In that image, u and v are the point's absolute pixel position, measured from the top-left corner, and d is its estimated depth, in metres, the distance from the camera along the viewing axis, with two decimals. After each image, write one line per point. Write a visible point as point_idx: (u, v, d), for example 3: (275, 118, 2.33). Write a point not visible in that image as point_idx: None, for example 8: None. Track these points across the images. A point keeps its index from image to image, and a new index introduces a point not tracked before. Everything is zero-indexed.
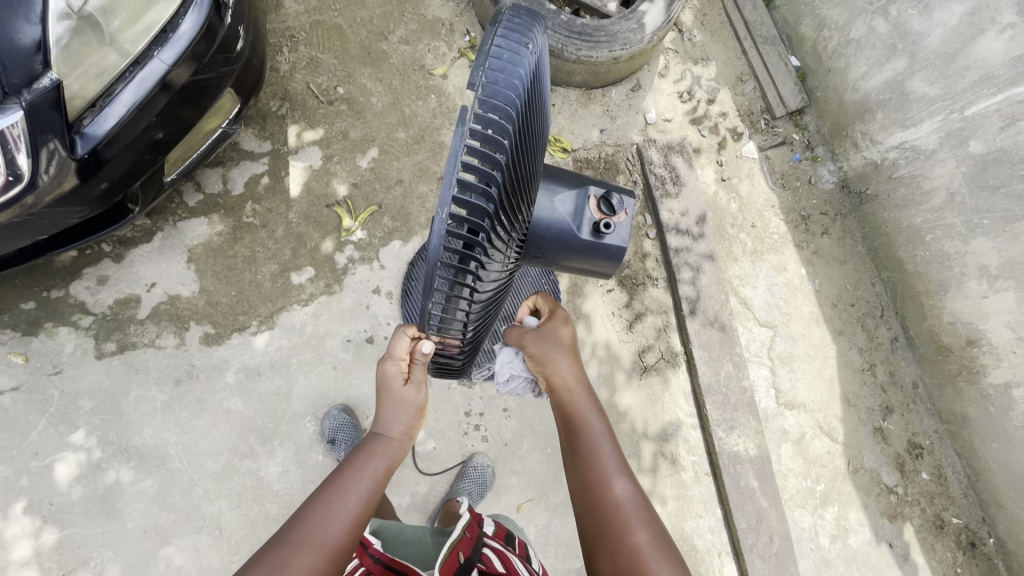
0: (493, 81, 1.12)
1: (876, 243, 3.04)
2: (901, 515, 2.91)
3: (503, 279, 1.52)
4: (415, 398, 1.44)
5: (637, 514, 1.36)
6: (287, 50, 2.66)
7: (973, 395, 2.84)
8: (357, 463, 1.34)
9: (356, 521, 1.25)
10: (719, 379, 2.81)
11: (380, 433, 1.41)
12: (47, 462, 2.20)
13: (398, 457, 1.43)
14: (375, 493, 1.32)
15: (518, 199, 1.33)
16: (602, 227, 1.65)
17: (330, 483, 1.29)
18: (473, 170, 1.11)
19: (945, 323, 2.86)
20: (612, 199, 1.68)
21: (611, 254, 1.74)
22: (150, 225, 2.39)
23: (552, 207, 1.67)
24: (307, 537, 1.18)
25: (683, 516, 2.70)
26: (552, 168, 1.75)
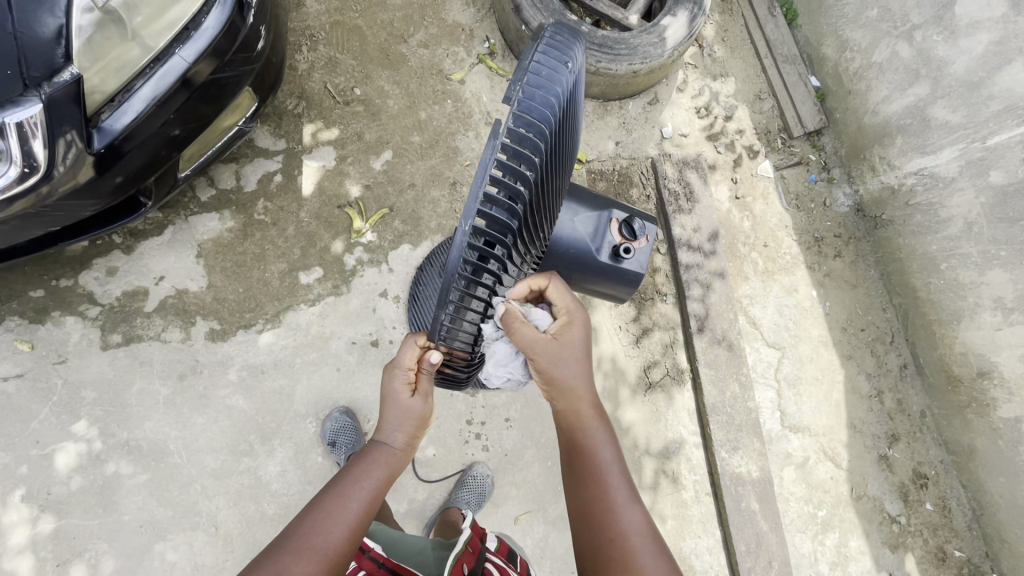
0: (529, 97, 1.11)
1: (890, 268, 3.01)
2: (903, 545, 2.87)
3: (515, 294, 1.47)
4: (420, 408, 1.40)
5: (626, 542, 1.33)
6: (307, 49, 2.66)
7: (981, 427, 2.80)
8: (359, 471, 1.31)
9: (354, 530, 1.23)
10: (724, 398, 2.78)
11: (384, 441, 1.38)
12: (48, 451, 2.20)
13: (400, 465, 1.40)
14: (375, 502, 1.30)
15: (540, 216, 1.30)
16: (622, 251, 1.64)
17: (331, 491, 1.27)
18: (500, 185, 1.08)
19: (956, 352, 2.82)
20: (634, 224, 1.68)
21: (629, 279, 1.72)
22: (162, 218, 2.39)
23: (573, 227, 1.65)
24: (303, 545, 1.16)
25: (682, 535, 2.68)
26: (575, 188, 1.74)
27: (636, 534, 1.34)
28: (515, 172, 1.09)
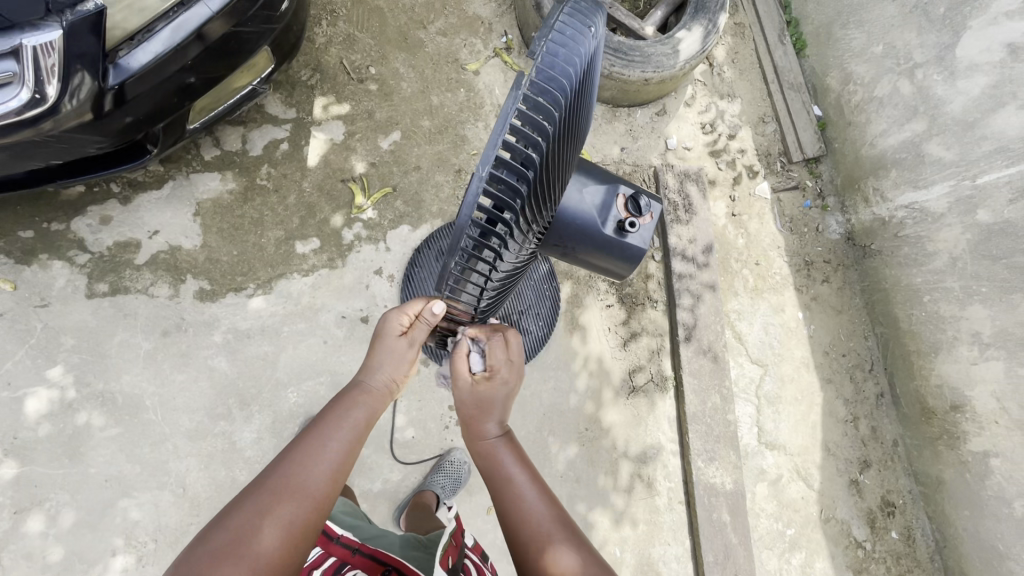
0: (553, 53, 1.14)
1: (874, 297, 3.09)
2: (866, 570, 2.90)
3: (522, 258, 1.50)
4: (409, 351, 1.44)
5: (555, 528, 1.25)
6: (326, 23, 2.68)
7: (951, 459, 2.86)
8: (342, 410, 1.32)
9: (338, 468, 1.23)
10: (705, 409, 2.81)
11: (367, 382, 1.39)
12: (18, 395, 2.14)
13: (383, 407, 1.41)
14: (359, 442, 1.31)
15: (554, 177, 1.32)
16: (627, 225, 1.67)
17: (314, 429, 1.27)
18: (519, 134, 1.10)
19: (933, 385, 2.89)
20: (640, 200, 1.70)
21: (630, 254, 1.76)
22: (163, 172, 2.38)
23: (581, 199, 1.68)
24: (286, 481, 1.16)
25: (651, 541, 2.68)
26: (584, 162, 1.78)
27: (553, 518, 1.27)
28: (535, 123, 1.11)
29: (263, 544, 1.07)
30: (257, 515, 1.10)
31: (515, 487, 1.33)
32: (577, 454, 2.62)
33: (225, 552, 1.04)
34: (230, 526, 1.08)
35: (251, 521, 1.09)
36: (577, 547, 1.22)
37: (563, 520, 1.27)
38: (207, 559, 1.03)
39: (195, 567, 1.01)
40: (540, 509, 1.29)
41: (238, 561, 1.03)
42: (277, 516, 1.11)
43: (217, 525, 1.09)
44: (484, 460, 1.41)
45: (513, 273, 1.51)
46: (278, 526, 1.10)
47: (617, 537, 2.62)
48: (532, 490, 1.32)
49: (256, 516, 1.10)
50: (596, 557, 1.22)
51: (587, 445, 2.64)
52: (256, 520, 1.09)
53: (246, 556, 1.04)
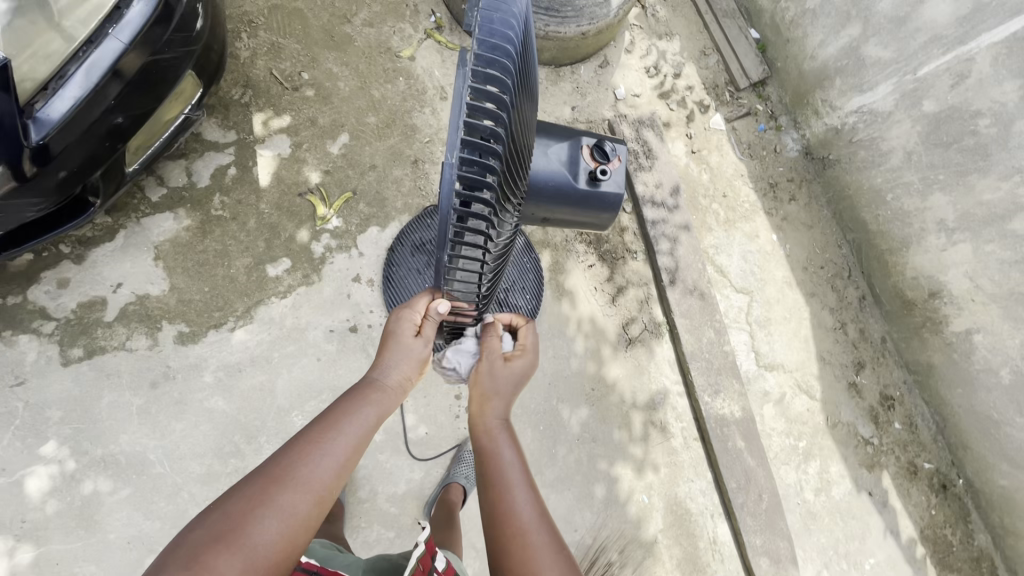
0: (488, 22, 1.10)
1: (840, 206, 3.17)
2: (878, 464, 3.05)
3: (508, 235, 1.48)
4: (422, 351, 1.44)
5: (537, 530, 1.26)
6: (247, 35, 2.56)
7: (937, 344, 2.99)
8: (353, 405, 1.30)
9: (344, 463, 1.20)
10: (702, 345, 2.87)
11: (380, 379, 1.38)
12: (16, 477, 2.07)
13: (392, 406, 1.39)
14: (366, 438, 1.28)
15: (521, 148, 1.30)
16: (599, 173, 1.68)
17: (323, 420, 1.24)
18: (479, 112, 1.07)
19: (908, 278, 3.00)
20: (604, 146, 1.71)
21: (609, 202, 1.76)
22: (112, 222, 2.28)
23: (548, 159, 1.68)
24: (292, 472, 1.13)
25: (675, 481, 2.76)
26: (542, 124, 1.77)
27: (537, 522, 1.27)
28: (491, 96, 1.07)
29: (260, 535, 1.03)
30: (258, 503, 1.07)
31: (506, 480, 1.33)
32: (589, 415, 2.67)
33: (220, 539, 1.00)
34: (230, 513, 1.04)
35: (251, 509, 1.05)
36: (555, 549, 1.23)
37: (546, 519, 1.28)
38: (203, 539, 0.99)
39: (185, 545, 0.98)
40: (527, 506, 1.29)
41: (233, 546, 1.00)
42: (278, 508, 1.07)
43: (217, 509, 1.05)
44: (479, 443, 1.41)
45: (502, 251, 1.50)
46: (278, 517, 1.07)
47: (643, 484, 2.69)
48: (522, 486, 1.32)
49: (254, 505, 1.06)
50: (571, 561, 1.23)
51: (596, 404, 2.68)
52: (256, 509, 1.06)
53: (241, 546, 1.00)
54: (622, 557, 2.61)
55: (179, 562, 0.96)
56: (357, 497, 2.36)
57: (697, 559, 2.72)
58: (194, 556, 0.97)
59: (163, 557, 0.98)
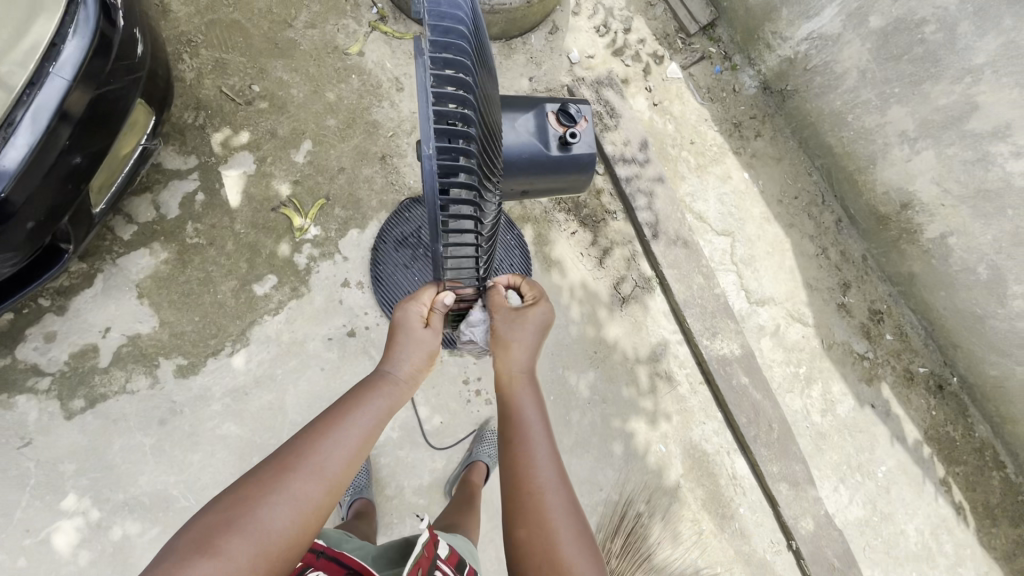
0: (437, 10, 1.11)
1: (805, 134, 3.23)
2: (876, 377, 3.17)
3: (495, 215, 1.49)
4: (433, 340, 1.41)
5: (555, 494, 1.23)
6: (188, 56, 2.50)
7: (915, 253, 3.09)
8: (364, 395, 1.28)
9: (354, 452, 1.18)
10: (693, 292, 2.93)
11: (390, 371, 1.35)
12: (43, 536, 2.06)
13: (403, 399, 1.36)
14: (377, 427, 1.25)
15: (492, 127, 1.30)
16: (569, 137, 1.68)
17: (334, 409, 1.23)
18: (445, 97, 1.07)
19: (879, 193, 3.08)
20: (569, 109, 1.71)
21: (583, 163, 1.77)
22: (88, 268, 2.23)
23: (517, 133, 1.69)
24: (304, 458, 1.11)
25: (689, 426, 2.84)
26: (504, 97, 1.76)
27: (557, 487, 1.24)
28: (454, 80, 1.08)
29: (270, 520, 1.02)
30: (269, 487, 1.05)
31: (534, 459, 1.27)
32: (595, 377, 2.72)
33: (230, 522, 0.99)
34: (240, 496, 1.03)
35: (261, 493, 1.04)
36: (578, 534, 1.19)
37: (573, 506, 1.23)
38: (213, 523, 0.99)
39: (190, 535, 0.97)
40: (555, 488, 1.24)
41: (243, 533, 0.99)
42: (289, 493, 1.06)
43: (230, 492, 1.05)
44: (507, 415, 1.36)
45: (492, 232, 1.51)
46: (288, 503, 1.05)
47: (658, 435, 2.77)
48: (552, 467, 1.27)
49: (265, 490, 1.05)
50: (593, 547, 1.20)
51: (601, 365, 2.73)
52: (266, 493, 1.05)
53: (250, 529, 1.00)
54: (649, 506, 2.69)
55: (191, 540, 0.96)
56: (385, 494, 2.40)
57: (721, 496, 2.82)
58: (205, 538, 0.96)
59: (178, 535, 0.98)
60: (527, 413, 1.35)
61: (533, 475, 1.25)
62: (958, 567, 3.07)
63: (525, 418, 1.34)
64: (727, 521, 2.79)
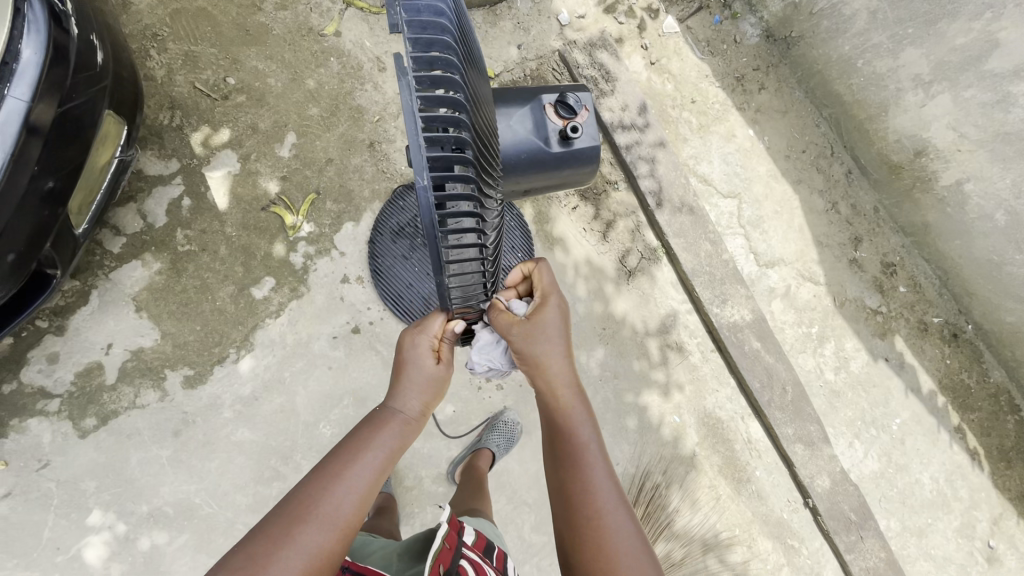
0: (416, 21, 1.02)
1: (812, 84, 3.07)
2: (890, 330, 3.12)
3: (498, 226, 1.40)
4: (441, 374, 1.36)
5: (615, 513, 1.26)
6: (156, 51, 2.36)
7: (930, 202, 2.97)
8: (372, 437, 1.25)
9: (364, 498, 1.17)
10: (701, 260, 2.85)
11: (400, 409, 1.31)
12: (73, 552, 2.10)
13: (412, 435, 1.34)
14: (385, 470, 1.23)
15: (488, 137, 1.22)
16: (571, 131, 1.58)
17: (341, 453, 1.20)
18: (434, 117, 0.98)
19: (891, 142, 2.95)
20: (569, 100, 1.59)
21: (587, 156, 1.67)
22: (81, 285, 2.18)
23: (514, 131, 1.58)
24: (315, 508, 1.10)
25: (702, 395, 2.83)
26: (497, 93, 1.65)
27: (618, 506, 1.27)
28: (443, 97, 0.99)
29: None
30: (279, 542, 1.04)
31: (588, 461, 1.32)
32: (606, 354, 2.69)
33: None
34: (251, 554, 1.02)
35: (274, 547, 1.03)
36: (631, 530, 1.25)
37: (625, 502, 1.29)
38: None
39: None
40: (608, 486, 1.30)
41: None
42: (302, 547, 1.05)
43: (240, 549, 1.03)
44: (560, 416, 1.37)
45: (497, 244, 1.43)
46: (300, 558, 1.04)
47: (672, 406, 2.76)
48: (603, 466, 1.32)
49: (278, 543, 1.04)
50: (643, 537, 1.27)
51: (610, 342, 2.70)
52: (276, 549, 1.03)
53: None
54: (666, 476, 2.72)
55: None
56: (404, 485, 2.42)
57: (737, 460, 2.83)
58: None
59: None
60: (583, 431, 1.35)
61: (593, 495, 1.27)
62: (973, 511, 3.11)
63: (580, 437, 1.34)
64: (744, 485, 2.82)
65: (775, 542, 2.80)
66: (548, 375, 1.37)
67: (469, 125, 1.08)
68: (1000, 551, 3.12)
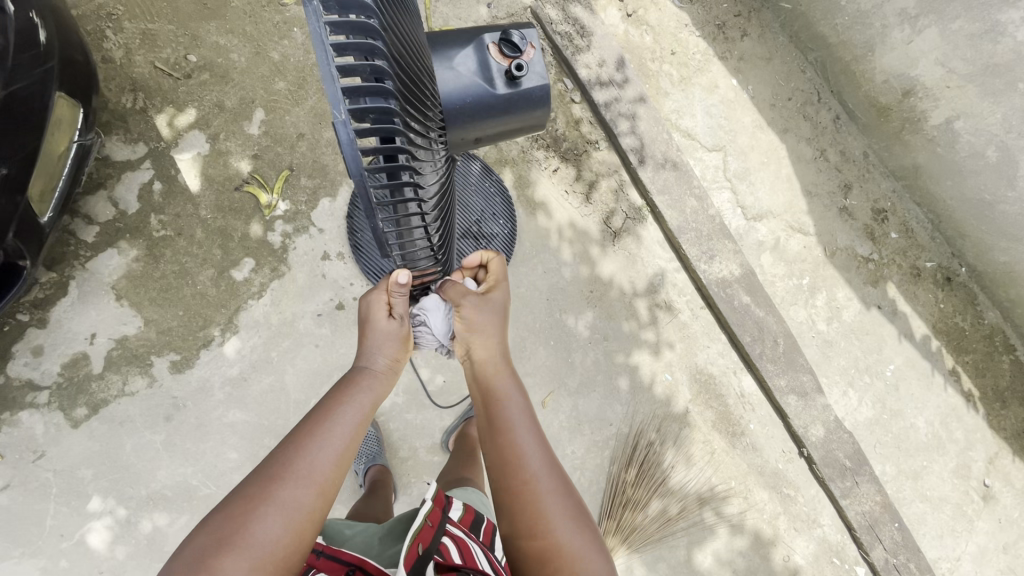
0: None
1: (795, 28, 2.99)
2: (882, 277, 3.09)
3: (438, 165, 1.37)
4: (399, 329, 1.36)
5: (546, 479, 1.22)
6: (112, 32, 2.29)
7: (919, 143, 2.91)
8: (345, 397, 1.25)
9: (342, 455, 1.17)
10: (687, 217, 2.81)
11: (367, 365, 1.32)
12: (77, 538, 2.14)
13: (385, 390, 1.35)
14: (362, 428, 1.24)
15: (415, 69, 1.17)
16: (516, 70, 1.40)
17: (315, 414, 1.21)
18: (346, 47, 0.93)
19: (878, 83, 2.87)
20: (513, 36, 1.41)
21: (538, 99, 1.50)
22: (59, 276, 2.17)
23: (454, 74, 1.40)
24: (292, 467, 1.10)
25: (693, 352, 2.82)
26: (433, 32, 1.46)
27: (545, 472, 1.24)
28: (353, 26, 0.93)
29: (264, 532, 1.02)
30: (258, 500, 1.05)
31: (515, 429, 1.29)
32: (595, 317, 2.68)
33: (222, 543, 0.98)
34: (232, 514, 1.02)
35: (252, 508, 1.04)
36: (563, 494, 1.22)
37: (558, 472, 1.25)
38: (208, 545, 0.98)
39: (185, 558, 0.97)
40: (536, 460, 1.25)
41: (238, 550, 0.98)
42: (280, 505, 1.05)
43: (221, 509, 1.04)
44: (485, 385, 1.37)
45: (444, 192, 1.41)
46: (281, 515, 1.05)
47: (663, 364, 2.76)
48: (532, 437, 1.29)
49: (256, 504, 1.04)
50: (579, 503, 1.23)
51: (598, 304, 2.68)
52: (256, 507, 1.04)
53: (244, 545, 0.99)
54: (660, 434, 2.73)
55: (186, 561, 0.96)
56: (400, 456, 2.44)
57: (731, 415, 2.84)
58: (200, 560, 0.96)
59: (173, 559, 0.98)
60: (512, 400, 1.34)
61: (523, 463, 1.24)
62: (968, 451, 3.13)
63: (511, 411, 1.32)
64: (738, 438, 2.83)
65: (771, 492, 2.83)
66: (478, 345, 1.39)
67: (387, 56, 1.02)
68: (996, 489, 3.14)
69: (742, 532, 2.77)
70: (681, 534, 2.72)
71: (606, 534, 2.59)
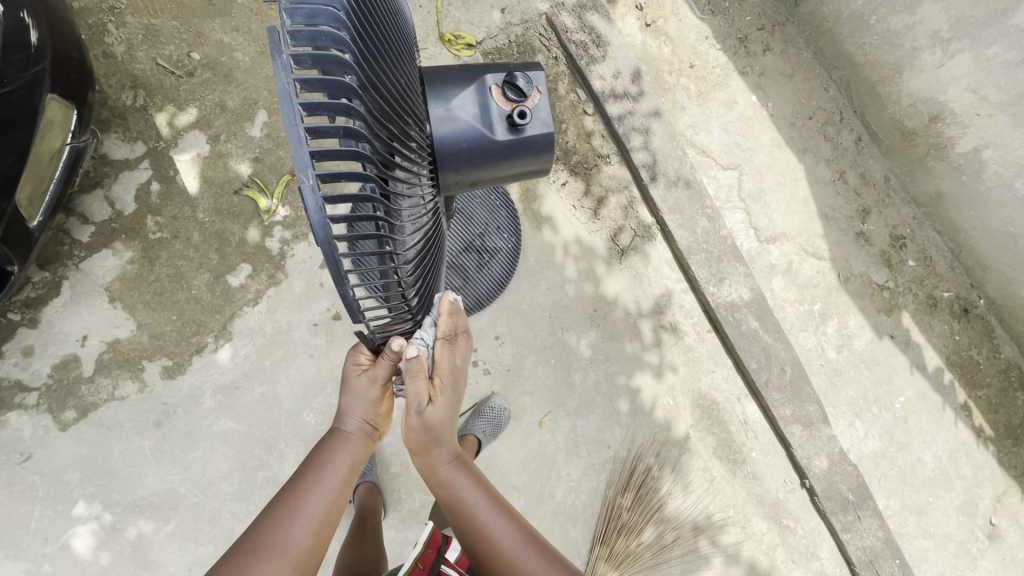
0: None
1: (820, 44, 2.88)
2: (897, 306, 2.99)
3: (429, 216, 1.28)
4: (372, 390, 1.28)
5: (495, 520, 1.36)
6: (114, 26, 2.22)
7: (943, 170, 2.80)
8: (324, 462, 1.26)
9: (321, 524, 1.20)
10: (698, 237, 2.72)
11: (343, 430, 1.30)
12: (61, 542, 2.11)
13: (365, 449, 1.34)
14: (342, 495, 1.26)
15: (402, 122, 1.10)
16: (517, 117, 1.32)
17: (293, 483, 1.24)
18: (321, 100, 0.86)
19: (904, 106, 2.77)
20: (518, 80, 1.33)
21: (540, 146, 1.42)
22: (52, 276, 2.13)
23: (452, 116, 1.33)
24: (271, 542, 1.14)
25: (697, 376, 2.75)
26: (434, 70, 1.39)
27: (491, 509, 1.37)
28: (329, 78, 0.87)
29: None
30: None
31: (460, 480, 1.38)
32: (598, 337, 2.61)
33: None
34: None
35: None
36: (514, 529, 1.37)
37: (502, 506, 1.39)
38: None
39: None
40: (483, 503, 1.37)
41: None
42: None
43: None
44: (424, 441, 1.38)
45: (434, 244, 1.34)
46: None
47: (664, 387, 2.68)
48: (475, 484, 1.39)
49: None
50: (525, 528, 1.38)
51: (602, 323, 2.61)
52: None
53: None
54: (659, 459, 2.67)
55: None
56: (391, 472, 2.40)
57: (732, 442, 2.77)
58: None
59: None
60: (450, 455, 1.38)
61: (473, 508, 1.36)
62: (975, 488, 3.04)
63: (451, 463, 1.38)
64: (739, 466, 2.76)
65: (770, 522, 2.76)
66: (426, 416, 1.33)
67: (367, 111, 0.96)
68: (1002, 528, 3.05)
69: (737, 563, 2.70)
70: (675, 561, 2.67)
71: (598, 560, 2.53)
